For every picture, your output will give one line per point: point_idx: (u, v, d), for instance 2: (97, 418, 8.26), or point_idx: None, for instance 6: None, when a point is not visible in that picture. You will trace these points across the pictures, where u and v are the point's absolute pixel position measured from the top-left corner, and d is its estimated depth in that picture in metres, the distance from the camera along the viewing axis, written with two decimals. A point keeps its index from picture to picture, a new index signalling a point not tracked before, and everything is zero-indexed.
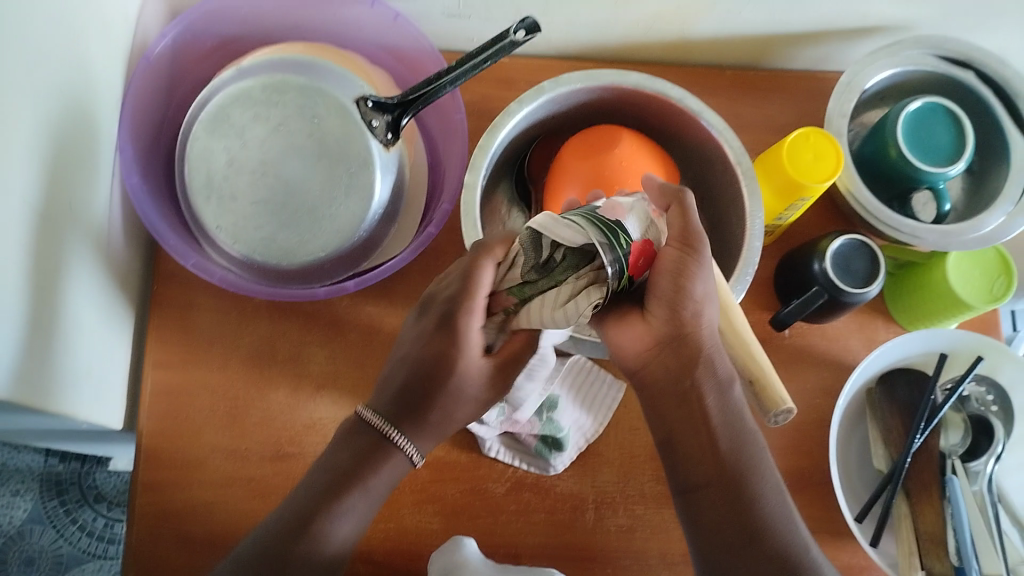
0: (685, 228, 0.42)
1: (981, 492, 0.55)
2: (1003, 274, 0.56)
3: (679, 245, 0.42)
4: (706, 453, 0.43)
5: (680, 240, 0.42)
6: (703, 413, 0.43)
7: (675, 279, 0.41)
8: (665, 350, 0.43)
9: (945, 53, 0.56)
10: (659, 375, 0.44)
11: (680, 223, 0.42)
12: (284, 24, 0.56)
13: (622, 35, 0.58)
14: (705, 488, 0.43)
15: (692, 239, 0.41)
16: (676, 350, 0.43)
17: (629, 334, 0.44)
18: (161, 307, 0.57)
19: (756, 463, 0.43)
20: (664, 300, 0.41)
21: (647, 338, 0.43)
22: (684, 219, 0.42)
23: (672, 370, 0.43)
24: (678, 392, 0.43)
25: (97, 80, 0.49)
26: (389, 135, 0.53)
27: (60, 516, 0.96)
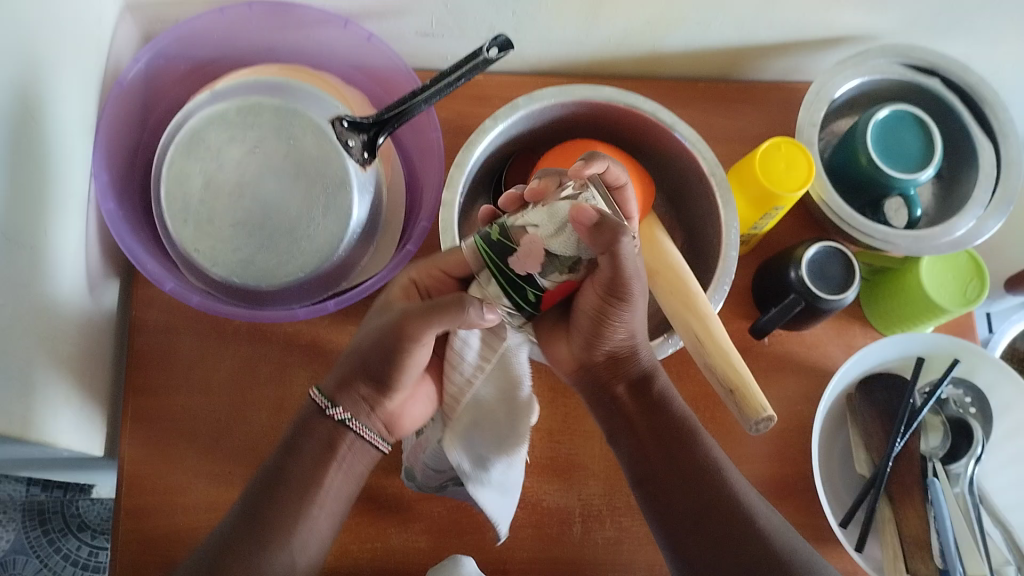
0: (615, 279, 0.42)
1: (963, 493, 0.55)
2: (977, 277, 0.57)
3: (606, 288, 0.43)
4: (647, 442, 0.48)
5: (608, 289, 0.43)
6: (625, 410, 0.49)
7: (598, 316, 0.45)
8: (585, 373, 0.50)
9: (912, 61, 0.57)
10: (601, 387, 0.49)
11: (613, 272, 0.42)
12: (257, 46, 0.57)
13: (594, 50, 0.59)
14: (654, 479, 0.47)
15: (619, 291, 0.43)
16: (594, 365, 0.49)
17: (555, 354, 0.50)
18: (140, 333, 0.57)
19: (695, 438, 0.47)
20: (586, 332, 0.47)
21: (572, 361, 0.50)
22: (612, 266, 0.41)
23: (598, 381, 0.49)
24: (601, 396, 0.50)
25: (69, 107, 0.49)
26: (365, 154, 0.53)
27: (44, 546, 0.95)
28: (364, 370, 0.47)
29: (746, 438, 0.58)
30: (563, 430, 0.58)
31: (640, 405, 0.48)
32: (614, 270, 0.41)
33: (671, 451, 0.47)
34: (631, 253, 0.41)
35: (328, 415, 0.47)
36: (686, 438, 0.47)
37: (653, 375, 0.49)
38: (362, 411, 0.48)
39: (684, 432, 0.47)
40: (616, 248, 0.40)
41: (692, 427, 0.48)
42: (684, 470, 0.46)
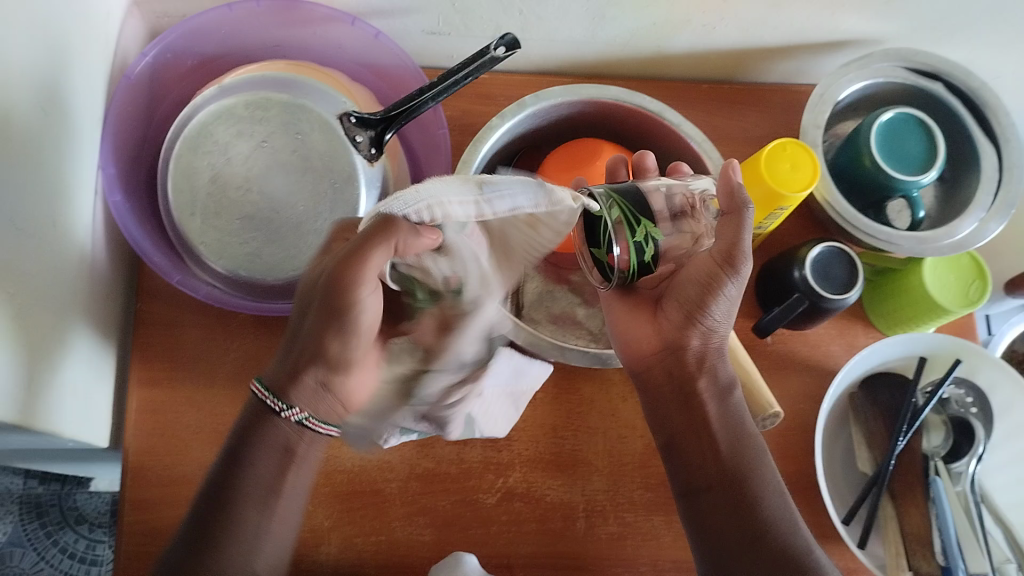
0: (730, 243, 0.45)
1: (964, 491, 0.56)
2: (978, 279, 0.57)
3: (720, 257, 0.45)
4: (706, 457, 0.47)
5: (724, 257, 0.45)
6: (705, 417, 0.48)
7: (704, 288, 0.46)
8: (666, 354, 0.50)
9: (915, 65, 0.57)
10: (682, 381, 0.49)
11: (728, 239, 0.45)
12: (264, 42, 0.57)
13: (600, 50, 0.59)
14: (708, 490, 0.47)
15: (733, 260, 0.45)
16: (679, 357, 0.50)
17: (640, 338, 0.52)
18: (145, 325, 0.57)
19: (755, 462, 0.47)
20: (688, 306, 0.48)
21: (653, 341, 0.51)
22: (732, 233, 0.45)
23: (680, 367, 0.49)
24: (681, 395, 0.49)
25: (78, 101, 0.49)
26: (373, 150, 0.53)
27: (41, 539, 0.94)
28: (306, 348, 0.45)
29: None
30: (566, 425, 0.58)
31: (714, 414, 0.48)
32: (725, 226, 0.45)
33: (735, 480, 0.46)
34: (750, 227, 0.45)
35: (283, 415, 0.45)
36: (753, 460, 0.47)
37: (733, 386, 0.49)
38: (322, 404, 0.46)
39: (748, 452, 0.47)
40: (739, 218, 0.45)
41: (758, 446, 0.48)
42: (728, 475, 0.46)
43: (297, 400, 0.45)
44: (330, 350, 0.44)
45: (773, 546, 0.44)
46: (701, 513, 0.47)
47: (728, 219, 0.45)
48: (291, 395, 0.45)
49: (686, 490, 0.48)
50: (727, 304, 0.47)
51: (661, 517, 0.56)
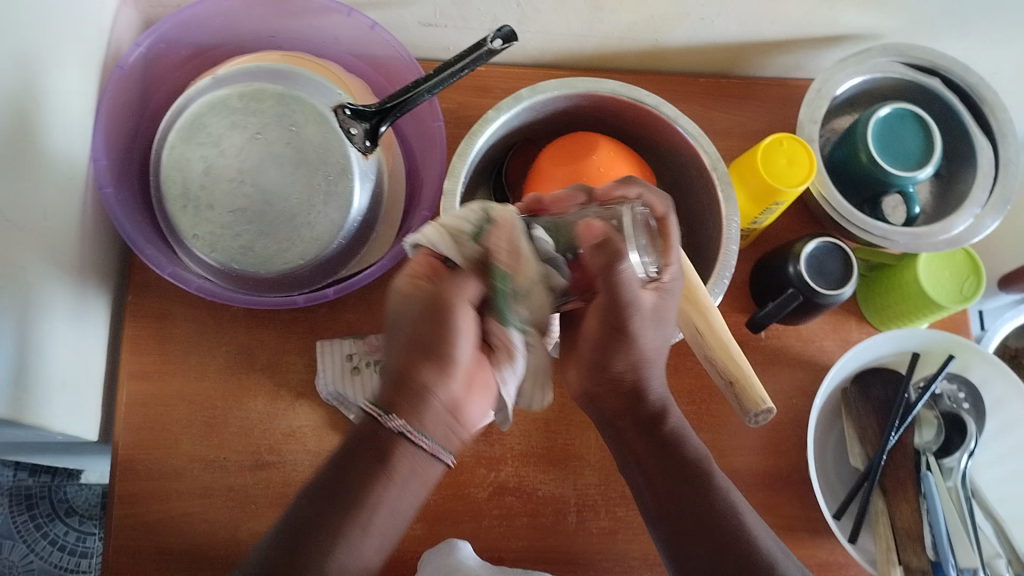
0: (614, 305, 0.41)
1: (955, 487, 0.56)
2: (973, 275, 0.57)
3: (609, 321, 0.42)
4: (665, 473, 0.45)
5: (610, 321, 0.42)
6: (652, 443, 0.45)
7: (603, 349, 0.43)
8: (587, 403, 0.47)
9: (912, 60, 0.57)
10: (608, 422, 0.47)
11: (611, 296, 0.41)
12: (259, 33, 0.56)
13: (597, 43, 0.59)
14: (678, 518, 0.44)
15: (620, 327, 0.42)
16: (596, 402, 0.46)
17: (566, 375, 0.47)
18: (137, 318, 0.57)
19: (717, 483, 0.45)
20: (593, 359, 0.44)
21: (575, 386, 0.47)
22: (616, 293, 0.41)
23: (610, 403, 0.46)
24: (609, 430, 0.47)
25: (70, 91, 0.48)
26: (367, 143, 0.53)
27: (30, 531, 0.94)
28: (394, 379, 0.41)
29: (742, 428, 0.58)
30: (559, 419, 0.57)
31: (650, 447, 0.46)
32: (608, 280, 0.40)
33: (697, 503, 0.44)
34: (632, 279, 0.41)
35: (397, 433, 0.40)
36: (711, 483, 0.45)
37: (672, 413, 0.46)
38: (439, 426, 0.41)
39: (698, 475, 0.45)
40: (616, 278, 0.40)
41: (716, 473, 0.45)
42: (688, 498, 0.44)
43: (396, 403, 0.40)
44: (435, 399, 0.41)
45: (735, 554, 0.42)
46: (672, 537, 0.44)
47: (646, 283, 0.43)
48: (411, 408, 0.40)
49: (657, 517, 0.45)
50: (646, 351, 0.43)
51: None
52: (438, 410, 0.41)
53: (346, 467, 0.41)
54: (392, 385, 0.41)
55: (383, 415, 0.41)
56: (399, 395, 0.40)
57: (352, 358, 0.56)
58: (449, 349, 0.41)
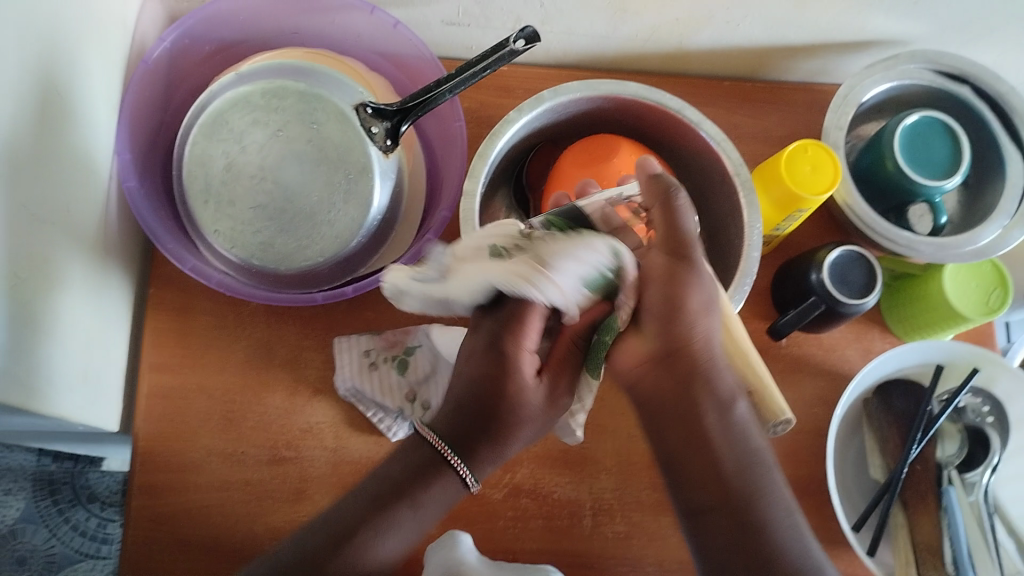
0: (674, 236, 0.43)
1: (977, 502, 0.55)
2: (999, 287, 0.56)
3: (669, 252, 0.42)
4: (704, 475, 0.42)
5: (669, 250, 0.42)
6: (702, 431, 0.41)
7: (669, 285, 0.41)
8: (656, 369, 0.42)
9: (942, 67, 0.56)
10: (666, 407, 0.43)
11: (666, 230, 0.43)
12: (281, 29, 0.56)
13: (621, 45, 0.58)
14: (715, 514, 0.41)
15: (682, 248, 0.42)
16: (671, 366, 0.42)
17: (624, 350, 0.44)
18: (157, 311, 0.57)
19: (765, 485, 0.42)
20: (661, 308, 0.41)
21: (641, 354, 0.43)
22: (671, 223, 0.43)
23: (667, 392, 0.42)
24: (674, 414, 0.42)
25: (94, 86, 0.49)
26: (388, 142, 0.52)
27: (53, 516, 0.95)
28: (473, 422, 0.44)
29: None
30: None
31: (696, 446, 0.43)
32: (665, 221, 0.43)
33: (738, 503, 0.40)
34: (686, 216, 0.43)
35: (464, 482, 0.44)
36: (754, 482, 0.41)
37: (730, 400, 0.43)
38: (487, 470, 0.45)
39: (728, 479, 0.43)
40: (670, 202, 0.43)
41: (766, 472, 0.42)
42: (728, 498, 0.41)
43: (467, 452, 0.44)
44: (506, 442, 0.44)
45: None
46: (706, 539, 0.41)
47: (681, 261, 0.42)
48: (479, 463, 0.44)
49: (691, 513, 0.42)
50: (709, 287, 0.42)
51: (668, 518, 0.56)
52: (498, 458, 0.45)
53: (406, 481, 0.44)
54: (461, 429, 0.44)
55: (452, 455, 0.44)
56: (477, 449, 0.44)
57: (369, 354, 0.56)
58: (522, 421, 0.44)
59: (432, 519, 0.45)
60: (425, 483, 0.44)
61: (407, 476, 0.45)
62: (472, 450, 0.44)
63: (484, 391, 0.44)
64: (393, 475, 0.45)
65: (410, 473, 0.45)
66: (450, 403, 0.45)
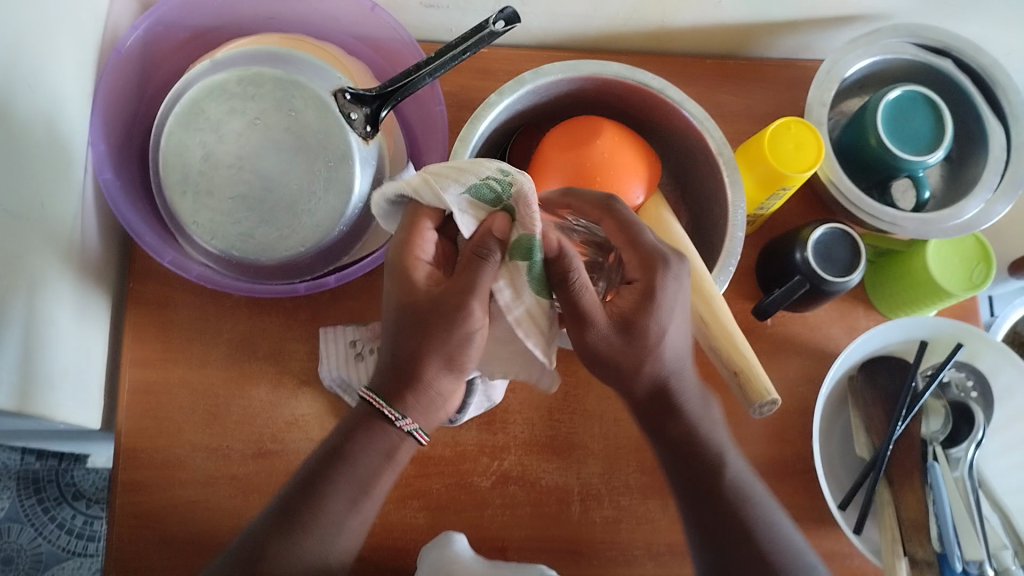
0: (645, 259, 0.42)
1: (962, 477, 0.55)
2: (982, 263, 0.57)
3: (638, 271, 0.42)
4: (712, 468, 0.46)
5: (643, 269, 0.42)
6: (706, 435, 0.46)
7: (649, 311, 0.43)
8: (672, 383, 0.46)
9: (924, 41, 0.56)
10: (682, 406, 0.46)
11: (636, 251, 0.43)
12: (258, 15, 0.56)
13: (602, 24, 0.58)
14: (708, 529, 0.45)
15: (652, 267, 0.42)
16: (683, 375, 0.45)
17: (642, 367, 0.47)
18: (138, 305, 0.56)
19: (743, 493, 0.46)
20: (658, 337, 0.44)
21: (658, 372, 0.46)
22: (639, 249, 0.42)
23: (684, 401, 0.46)
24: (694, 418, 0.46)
25: (67, 75, 0.48)
26: (368, 128, 0.52)
27: (38, 515, 0.94)
28: (397, 361, 0.42)
29: (747, 418, 0.57)
30: (562, 408, 0.57)
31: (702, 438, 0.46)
32: (564, 263, 0.40)
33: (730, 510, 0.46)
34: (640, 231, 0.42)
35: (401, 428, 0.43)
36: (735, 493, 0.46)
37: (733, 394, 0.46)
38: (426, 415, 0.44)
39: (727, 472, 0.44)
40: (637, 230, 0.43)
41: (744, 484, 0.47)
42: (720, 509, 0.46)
43: (399, 398, 0.43)
44: (426, 373, 0.41)
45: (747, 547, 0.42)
46: (721, 526, 0.45)
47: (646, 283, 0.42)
48: (409, 401, 0.43)
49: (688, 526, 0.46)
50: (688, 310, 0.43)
51: (657, 501, 0.56)
52: (436, 397, 0.43)
53: (339, 444, 0.45)
54: (386, 376, 0.43)
55: (381, 403, 0.43)
56: (403, 396, 0.42)
57: (356, 344, 0.55)
58: (454, 348, 0.41)
59: (387, 486, 0.46)
60: (356, 446, 0.44)
61: (343, 439, 0.45)
62: (400, 401, 0.43)
63: (403, 329, 0.41)
64: (328, 442, 0.45)
65: (348, 435, 0.45)
66: (381, 358, 0.44)
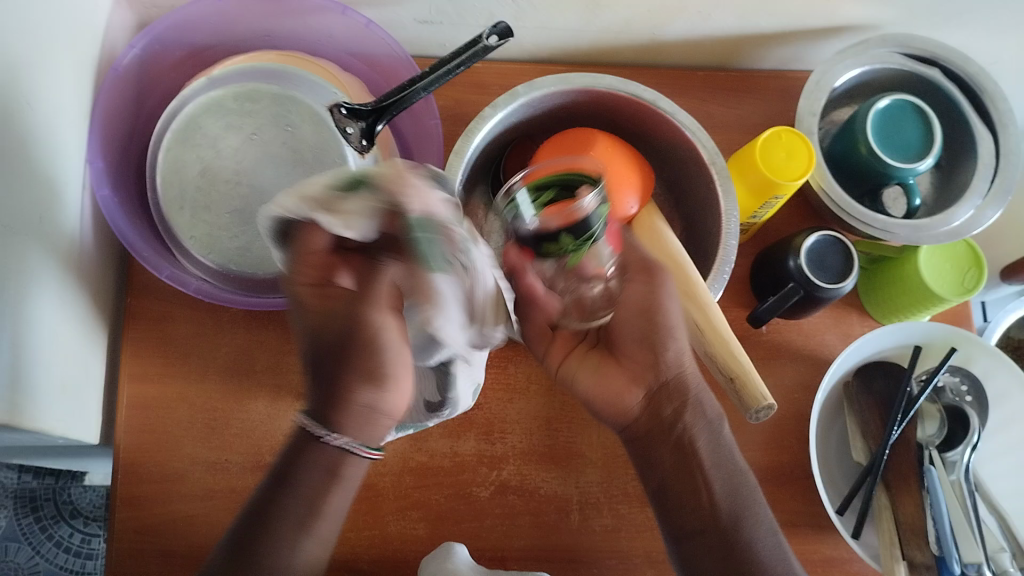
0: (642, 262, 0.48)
1: (959, 481, 0.56)
2: (974, 267, 0.57)
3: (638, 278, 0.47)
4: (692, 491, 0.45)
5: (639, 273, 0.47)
6: (693, 454, 0.46)
7: (648, 316, 0.46)
8: (651, 405, 0.47)
9: (912, 51, 0.57)
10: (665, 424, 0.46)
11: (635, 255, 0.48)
12: (254, 33, 0.56)
13: (594, 38, 0.58)
14: (701, 534, 0.45)
15: (652, 268, 0.47)
16: (658, 401, 0.46)
17: (609, 387, 0.48)
18: (136, 321, 0.56)
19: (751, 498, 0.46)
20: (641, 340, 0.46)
21: (626, 390, 0.47)
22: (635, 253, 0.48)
23: (661, 417, 0.46)
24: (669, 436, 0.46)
25: (64, 93, 0.48)
26: (364, 142, 0.51)
27: (36, 534, 0.94)
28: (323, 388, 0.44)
29: (743, 425, 0.58)
30: (560, 417, 0.57)
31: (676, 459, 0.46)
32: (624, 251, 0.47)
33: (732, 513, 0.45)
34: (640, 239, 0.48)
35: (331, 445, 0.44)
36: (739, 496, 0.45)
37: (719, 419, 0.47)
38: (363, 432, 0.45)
39: None
40: None
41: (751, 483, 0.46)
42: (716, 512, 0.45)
43: (326, 413, 0.44)
44: (358, 400, 0.44)
45: None
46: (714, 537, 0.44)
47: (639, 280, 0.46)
48: (341, 419, 0.44)
49: (676, 535, 0.46)
50: (677, 319, 0.46)
51: None
52: (353, 412, 0.44)
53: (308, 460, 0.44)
54: (326, 400, 0.44)
55: (320, 429, 0.44)
56: (337, 414, 0.44)
57: None
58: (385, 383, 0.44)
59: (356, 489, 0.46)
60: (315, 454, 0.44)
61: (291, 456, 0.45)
62: (338, 421, 0.44)
63: (320, 347, 0.43)
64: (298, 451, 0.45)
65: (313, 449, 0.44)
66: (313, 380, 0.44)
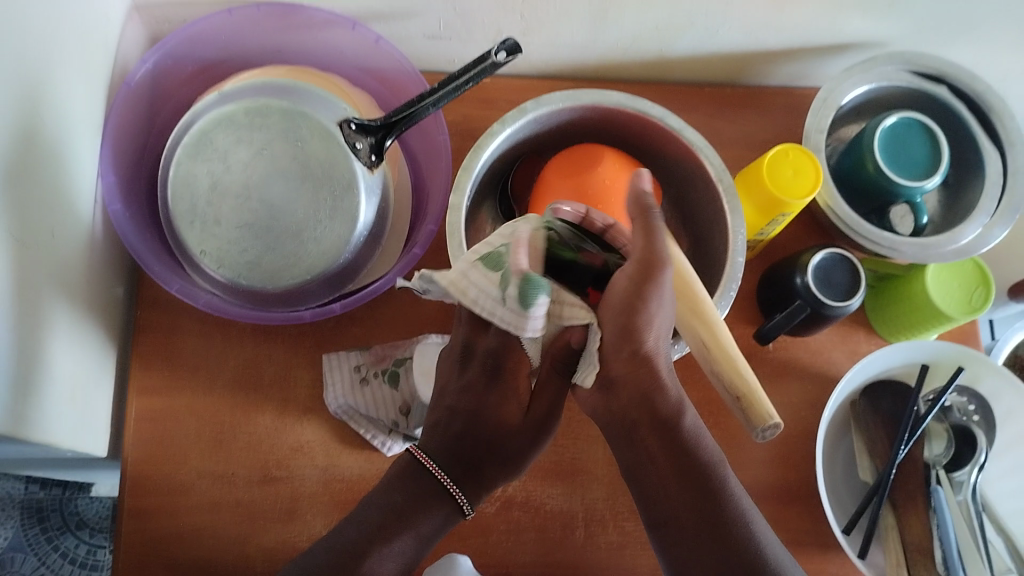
0: (645, 255, 0.39)
1: (965, 501, 0.55)
2: (981, 284, 0.57)
3: (635, 273, 0.39)
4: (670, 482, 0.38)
5: (638, 274, 0.39)
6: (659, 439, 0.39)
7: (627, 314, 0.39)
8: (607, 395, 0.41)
9: (920, 69, 0.57)
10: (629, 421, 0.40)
11: (644, 241, 0.40)
12: (265, 48, 0.57)
13: (602, 53, 0.59)
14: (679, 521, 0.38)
15: (650, 266, 0.39)
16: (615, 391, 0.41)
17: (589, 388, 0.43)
18: (145, 334, 0.57)
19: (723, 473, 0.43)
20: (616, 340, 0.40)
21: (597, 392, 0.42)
22: (647, 242, 0.40)
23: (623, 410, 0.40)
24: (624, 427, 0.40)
25: (78, 108, 0.49)
26: (373, 157, 0.53)
27: (42, 544, 0.93)
28: (458, 457, 0.45)
29: (750, 442, 0.58)
30: (566, 433, 0.57)
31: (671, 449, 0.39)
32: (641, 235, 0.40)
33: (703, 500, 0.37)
34: (660, 231, 0.40)
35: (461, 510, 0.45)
36: (710, 481, 0.38)
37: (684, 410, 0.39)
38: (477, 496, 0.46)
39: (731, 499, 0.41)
40: (651, 222, 0.40)
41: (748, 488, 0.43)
42: (692, 490, 0.38)
43: (471, 480, 0.45)
44: (486, 474, 0.45)
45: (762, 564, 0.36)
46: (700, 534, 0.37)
47: (637, 220, 0.41)
48: (479, 494, 0.45)
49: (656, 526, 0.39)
50: (665, 324, 0.40)
51: None
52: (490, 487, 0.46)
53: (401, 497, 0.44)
54: (454, 456, 0.45)
55: (451, 484, 0.44)
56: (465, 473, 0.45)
57: (359, 369, 0.56)
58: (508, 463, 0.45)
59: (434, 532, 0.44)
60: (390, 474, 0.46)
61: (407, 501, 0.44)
62: (470, 485, 0.45)
63: (487, 420, 0.45)
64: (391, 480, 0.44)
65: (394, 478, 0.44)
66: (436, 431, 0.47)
